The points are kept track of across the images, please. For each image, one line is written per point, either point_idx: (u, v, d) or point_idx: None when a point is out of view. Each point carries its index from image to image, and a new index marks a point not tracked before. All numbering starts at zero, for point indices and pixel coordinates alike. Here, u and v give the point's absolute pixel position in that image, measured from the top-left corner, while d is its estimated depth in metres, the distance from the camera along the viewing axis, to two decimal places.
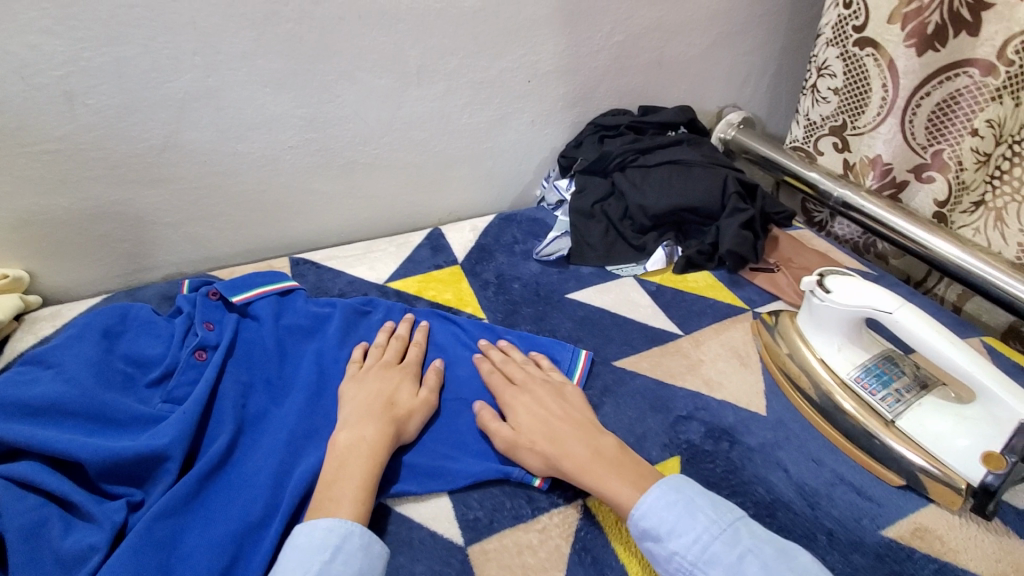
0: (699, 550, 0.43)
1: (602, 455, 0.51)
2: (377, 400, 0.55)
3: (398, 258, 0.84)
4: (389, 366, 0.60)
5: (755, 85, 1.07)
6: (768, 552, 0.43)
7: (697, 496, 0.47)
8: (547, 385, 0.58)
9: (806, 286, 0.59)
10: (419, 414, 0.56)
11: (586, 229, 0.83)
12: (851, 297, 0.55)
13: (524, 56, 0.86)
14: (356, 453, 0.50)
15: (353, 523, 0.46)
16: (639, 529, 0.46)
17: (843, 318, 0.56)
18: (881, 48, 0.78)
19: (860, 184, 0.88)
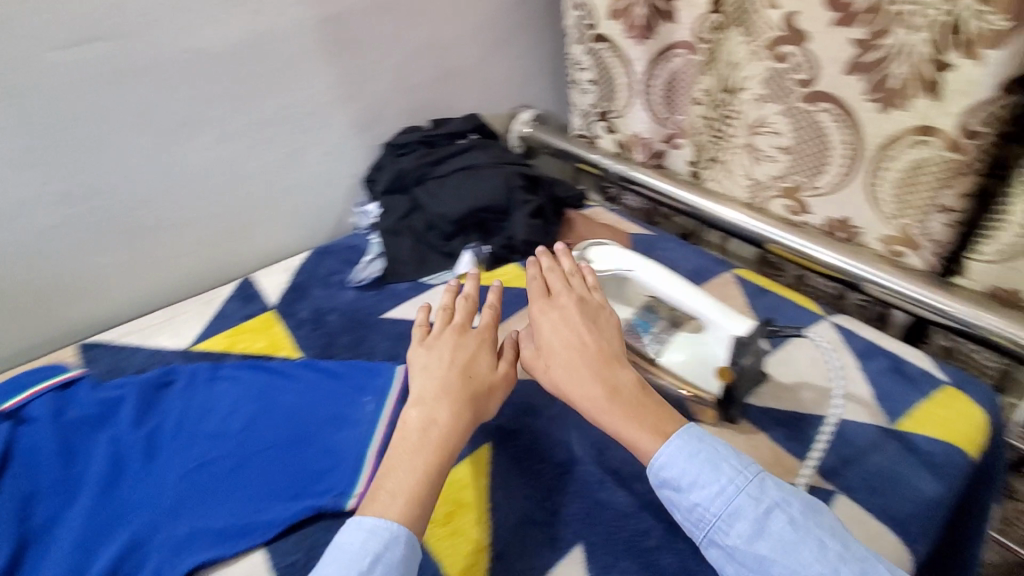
0: (723, 503, 0.46)
1: (618, 394, 0.52)
2: (455, 373, 0.56)
3: (206, 317, 0.81)
4: (463, 330, 0.61)
5: (540, 83, 1.16)
6: (795, 504, 0.45)
7: (724, 450, 0.49)
8: (579, 313, 0.58)
9: (577, 260, 0.67)
10: (500, 388, 0.57)
11: (395, 246, 0.86)
12: (608, 262, 0.64)
13: (298, 90, 0.87)
14: (436, 436, 0.52)
15: (399, 528, 0.47)
16: (660, 477, 0.49)
17: (607, 280, 0.64)
18: (612, 41, 0.89)
19: (632, 158, 0.99)
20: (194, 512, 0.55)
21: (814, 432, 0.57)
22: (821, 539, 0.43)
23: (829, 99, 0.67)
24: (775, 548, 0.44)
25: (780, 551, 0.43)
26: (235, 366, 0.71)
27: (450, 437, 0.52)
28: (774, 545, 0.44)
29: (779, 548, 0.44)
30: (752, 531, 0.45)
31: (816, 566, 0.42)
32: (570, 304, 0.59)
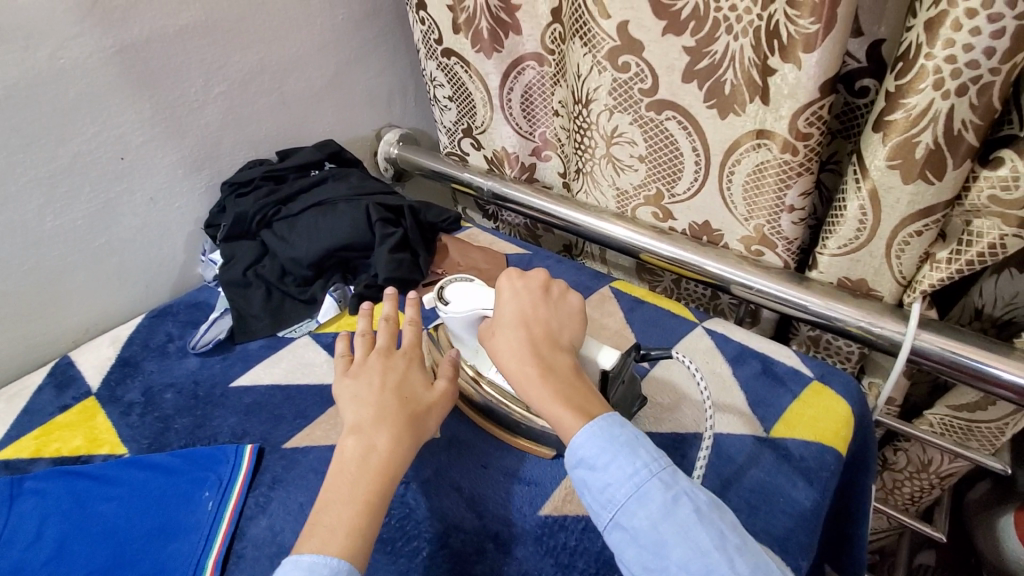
0: (632, 487, 0.43)
1: (553, 377, 0.48)
2: (388, 398, 0.51)
3: (10, 416, 0.67)
4: (390, 353, 0.56)
5: (401, 102, 1.09)
6: (704, 495, 0.43)
7: (643, 436, 0.46)
8: (538, 290, 0.54)
9: (429, 304, 0.58)
10: (442, 407, 0.53)
11: (245, 300, 0.76)
12: (463, 303, 0.56)
13: (100, 132, 0.74)
14: (366, 471, 0.47)
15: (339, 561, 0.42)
16: (575, 455, 0.45)
17: (467, 325, 0.56)
18: (461, 56, 0.84)
19: (503, 174, 0.95)
20: None
21: (695, 452, 0.55)
22: (723, 530, 0.41)
23: (671, 106, 0.66)
24: (675, 534, 0.41)
25: (679, 537, 0.41)
26: (43, 473, 0.59)
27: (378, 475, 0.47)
28: (676, 531, 0.41)
29: (678, 535, 0.41)
30: (659, 515, 0.42)
31: (710, 556, 0.40)
32: (537, 282, 0.55)
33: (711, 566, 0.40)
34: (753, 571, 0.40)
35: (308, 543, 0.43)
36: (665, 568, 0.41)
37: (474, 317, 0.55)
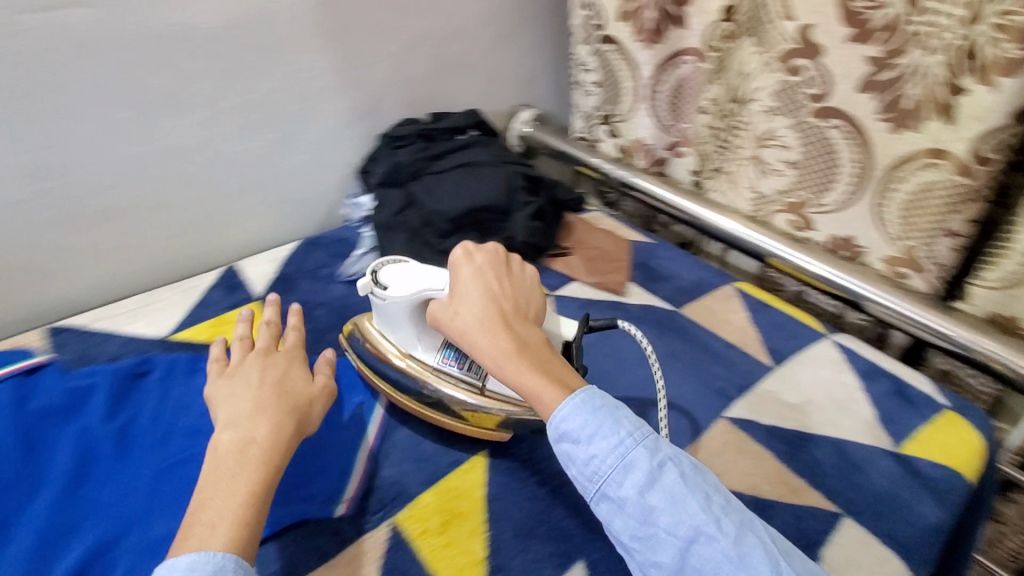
0: (618, 458, 0.43)
1: (528, 347, 0.49)
2: (270, 392, 0.51)
3: (186, 304, 0.77)
4: (269, 352, 0.57)
5: (540, 84, 1.14)
6: (684, 461, 0.44)
7: (622, 406, 0.46)
8: (498, 266, 0.55)
9: (364, 290, 0.57)
10: (321, 401, 0.54)
11: (389, 242, 0.83)
12: (402, 287, 0.56)
13: (293, 72, 0.82)
14: (248, 458, 0.45)
15: (223, 556, 0.39)
16: (557, 430, 0.45)
17: (405, 308, 0.56)
18: (619, 44, 0.89)
19: (633, 164, 0.98)
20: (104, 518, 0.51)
21: (818, 453, 0.57)
22: (708, 491, 0.42)
23: (840, 116, 0.68)
24: (661, 499, 0.42)
25: (670, 501, 0.42)
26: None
27: (273, 451, 0.47)
28: (664, 497, 0.42)
29: (666, 499, 0.42)
30: (645, 482, 0.42)
31: (700, 517, 0.41)
32: (488, 257, 0.55)
33: (700, 528, 0.41)
34: (739, 529, 0.41)
35: (178, 547, 0.40)
36: (657, 533, 0.41)
37: (416, 300, 0.55)
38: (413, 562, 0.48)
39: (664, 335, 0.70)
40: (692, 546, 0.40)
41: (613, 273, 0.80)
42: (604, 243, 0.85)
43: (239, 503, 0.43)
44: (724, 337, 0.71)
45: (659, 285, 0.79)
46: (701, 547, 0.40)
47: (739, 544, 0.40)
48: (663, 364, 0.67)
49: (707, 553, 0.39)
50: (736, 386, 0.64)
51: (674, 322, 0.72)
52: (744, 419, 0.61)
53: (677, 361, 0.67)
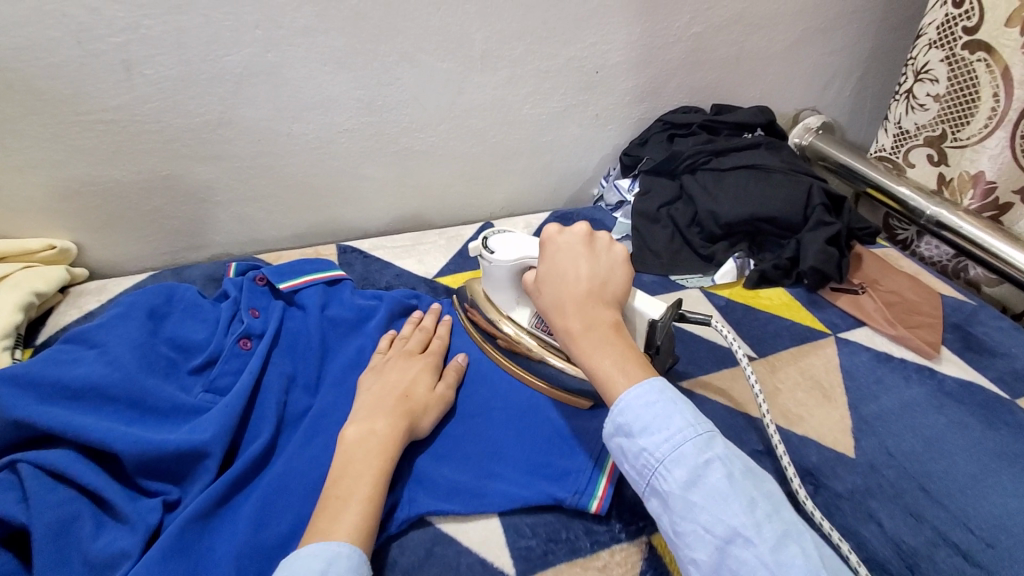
0: (668, 450, 0.39)
1: (595, 330, 0.46)
2: (389, 393, 0.51)
3: (448, 252, 0.80)
4: (410, 355, 0.56)
5: (838, 89, 0.98)
6: (739, 464, 0.39)
7: (681, 401, 0.41)
8: (579, 244, 0.50)
9: (474, 252, 0.57)
10: (435, 409, 0.52)
11: (651, 234, 0.77)
12: (508, 251, 0.55)
13: (596, 44, 0.79)
14: (366, 452, 0.45)
15: (343, 545, 0.39)
16: (614, 421, 0.41)
17: (509, 274, 0.55)
18: (995, 52, 0.72)
19: (956, 202, 0.81)
20: None
21: None
22: (754, 496, 0.37)
23: None
24: (707, 498, 0.37)
25: (713, 502, 0.37)
26: None
27: (392, 447, 0.46)
28: (707, 495, 0.37)
29: (710, 498, 0.37)
30: (688, 479, 0.38)
31: (742, 520, 0.36)
32: (584, 238, 0.50)
33: (739, 530, 0.36)
34: (783, 539, 0.35)
35: (315, 527, 0.40)
36: (695, 532, 0.37)
37: (520, 266, 0.54)
38: None
39: (994, 428, 0.56)
40: (730, 547, 0.36)
41: (921, 329, 0.66)
42: (906, 291, 0.70)
43: (367, 483, 0.43)
44: None
45: (984, 360, 0.63)
46: (740, 549, 0.35)
47: (779, 554, 0.35)
48: (994, 464, 0.53)
49: (745, 557, 0.35)
50: None
51: (1006, 413, 0.57)
52: None
53: (1014, 466, 0.52)
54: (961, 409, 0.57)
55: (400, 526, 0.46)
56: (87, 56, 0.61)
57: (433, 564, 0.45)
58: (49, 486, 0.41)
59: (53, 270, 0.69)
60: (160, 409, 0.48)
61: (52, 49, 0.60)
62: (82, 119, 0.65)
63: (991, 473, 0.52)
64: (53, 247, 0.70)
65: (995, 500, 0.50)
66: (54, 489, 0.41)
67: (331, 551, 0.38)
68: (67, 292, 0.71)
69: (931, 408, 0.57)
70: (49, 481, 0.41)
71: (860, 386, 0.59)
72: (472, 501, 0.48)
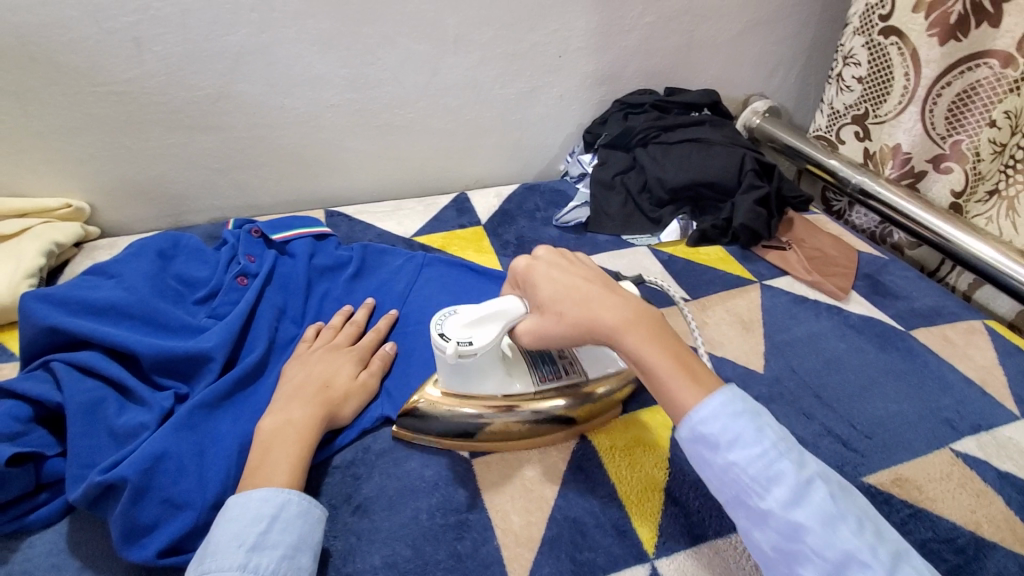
0: (763, 467, 0.38)
1: (639, 323, 0.45)
2: (311, 383, 0.53)
3: (425, 217, 0.89)
4: (337, 348, 0.59)
5: (783, 76, 1.09)
6: (834, 479, 0.39)
7: (765, 410, 0.40)
8: (563, 263, 0.52)
9: (443, 354, 0.49)
10: (356, 398, 0.55)
11: (605, 200, 0.86)
12: (484, 331, 0.49)
13: (558, 30, 0.88)
14: (282, 439, 0.48)
15: (289, 491, 0.44)
16: (694, 431, 0.40)
17: (496, 351, 0.51)
18: (905, 37, 0.81)
19: (879, 172, 0.91)
20: None
21: None
22: (861, 517, 0.37)
23: None
24: (813, 517, 0.37)
25: (819, 522, 0.37)
26: (444, 260, 0.74)
27: (308, 434, 0.49)
28: (812, 514, 0.37)
29: (819, 519, 0.37)
30: (791, 498, 0.37)
31: (855, 544, 0.36)
32: (553, 256, 0.53)
33: (853, 554, 0.36)
34: (896, 561, 0.36)
35: (246, 487, 0.45)
36: (802, 551, 0.37)
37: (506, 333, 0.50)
38: (597, 469, 0.52)
39: (886, 350, 0.65)
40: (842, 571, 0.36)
41: (835, 276, 0.75)
42: (827, 247, 0.80)
43: (282, 473, 0.46)
44: (962, 371, 0.63)
45: (887, 301, 0.72)
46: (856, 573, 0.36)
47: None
48: (880, 377, 0.62)
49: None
50: (969, 422, 0.58)
51: (898, 340, 0.66)
52: (974, 456, 0.55)
53: (896, 379, 0.62)
54: (860, 337, 0.67)
55: (371, 422, 0.55)
56: (103, 33, 0.70)
57: (399, 449, 0.53)
58: (79, 376, 0.49)
59: (69, 226, 0.77)
60: (170, 326, 0.57)
61: (71, 26, 0.68)
62: (96, 89, 0.73)
63: (877, 384, 0.61)
64: (69, 205, 0.78)
65: (877, 404, 0.59)
66: (82, 379, 0.49)
67: (278, 498, 0.44)
68: (81, 248, 0.79)
69: (835, 337, 0.67)
70: (79, 373, 0.50)
71: (776, 320, 0.69)
72: None
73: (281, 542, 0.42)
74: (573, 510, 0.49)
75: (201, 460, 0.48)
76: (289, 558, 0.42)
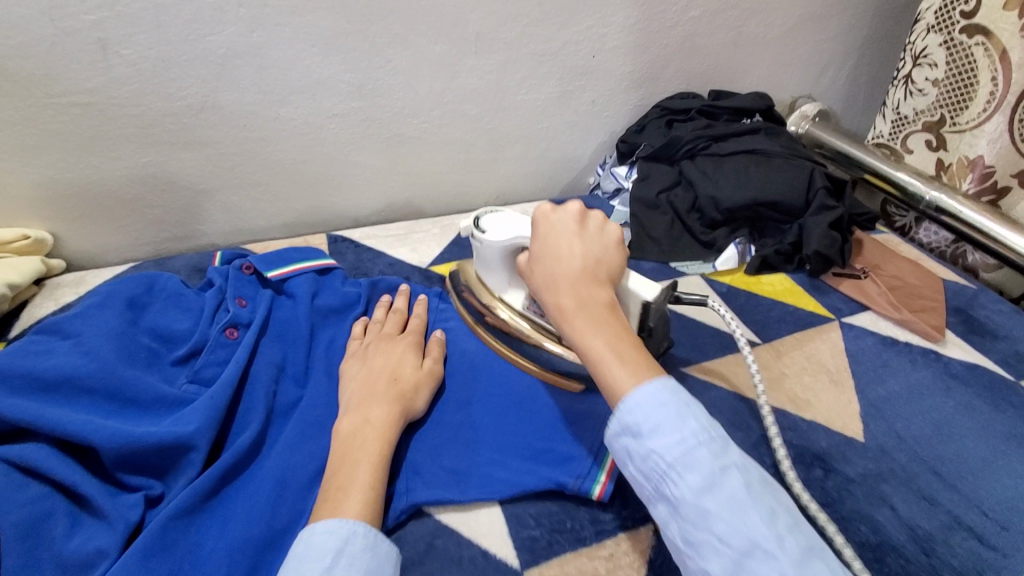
0: (681, 454, 0.36)
1: (588, 306, 0.43)
2: (379, 377, 0.49)
3: (442, 241, 0.78)
4: (391, 337, 0.55)
5: (834, 76, 0.98)
6: (753, 472, 0.37)
7: (693, 401, 0.39)
8: (573, 222, 0.47)
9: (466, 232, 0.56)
10: (426, 387, 0.51)
11: (649, 220, 0.75)
12: (501, 231, 0.53)
13: (593, 26, 0.77)
14: (362, 439, 0.44)
15: (356, 522, 0.38)
16: (621, 419, 0.38)
17: (502, 256, 0.54)
18: (994, 36, 0.71)
19: (954, 187, 0.80)
20: None
21: None
22: (774, 507, 0.35)
23: None
24: (722, 505, 0.35)
25: (728, 512, 0.35)
26: None
27: (388, 435, 0.45)
28: (724, 504, 0.35)
29: (727, 507, 0.35)
30: (703, 485, 0.35)
31: (761, 532, 0.34)
32: (573, 217, 0.48)
33: (758, 543, 0.34)
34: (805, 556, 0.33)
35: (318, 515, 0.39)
36: (707, 541, 0.34)
37: (515, 246, 0.52)
38: None
39: (1003, 410, 0.55)
40: (747, 561, 0.33)
41: (924, 312, 0.65)
42: (908, 275, 0.69)
43: (367, 470, 0.42)
44: None
45: (988, 343, 0.62)
46: (758, 564, 0.33)
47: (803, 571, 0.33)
48: (1004, 445, 0.52)
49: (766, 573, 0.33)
50: None
51: (1013, 395, 0.56)
52: None
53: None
54: (969, 392, 0.56)
55: (395, 517, 0.44)
56: (62, 35, 0.58)
57: (433, 558, 0.43)
58: (21, 481, 0.38)
59: (28, 261, 0.66)
60: (140, 400, 0.45)
61: (21, 27, 0.57)
62: (55, 101, 0.61)
63: (1001, 455, 0.51)
64: (27, 237, 0.66)
65: (1009, 483, 0.49)
66: (25, 485, 0.38)
67: (344, 527, 0.37)
68: (44, 285, 0.68)
69: (939, 391, 0.56)
70: (21, 476, 0.39)
71: (866, 370, 0.58)
72: (469, 490, 0.46)
73: None
74: None
75: None
76: None
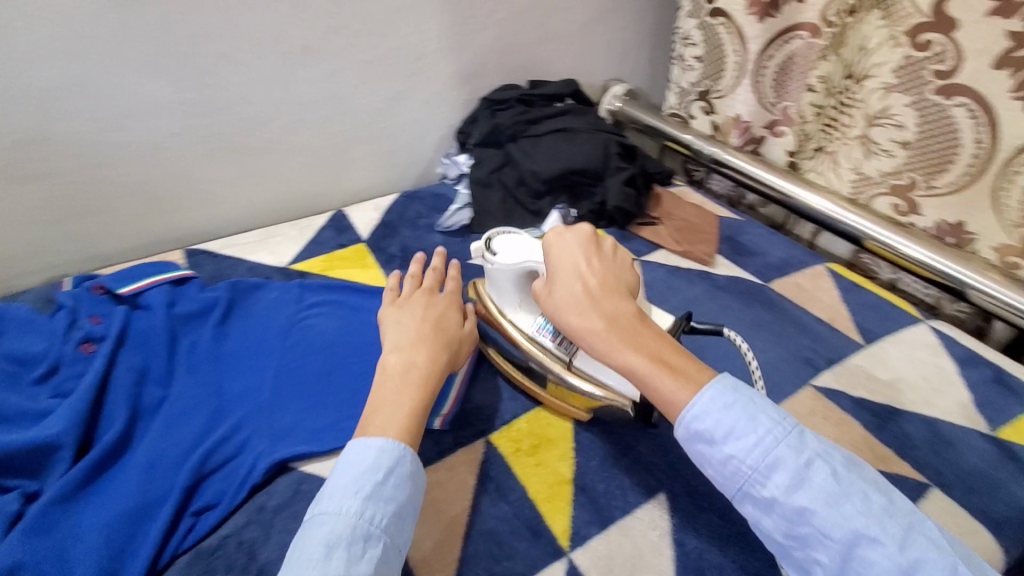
0: (761, 455, 0.40)
1: (618, 323, 0.46)
2: (423, 326, 0.54)
3: (301, 241, 0.84)
4: (432, 294, 0.59)
5: (635, 60, 1.15)
6: (834, 457, 0.40)
7: (756, 397, 0.42)
8: (585, 245, 0.50)
9: (476, 254, 0.59)
10: (467, 344, 0.57)
11: (484, 198, 0.86)
12: (510, 255, 0.56)
13: (411, 33, 0.86)
14: (410, 378, 0.49)
15: (404, 444, 0.44)
16: (690, 429, 0.42)
17: (511, 278, 0.57)
18: (730, 18, 0.90)
19: (726, 142, 0.99)
20: (213, 420, 0.54)
21: (909, 426, 0.59)
22: (866, 489, 0.38)
23: (965, 93, 0.69)
24: (817, 500, 0.38)
25: (823, 504, 0.38)
26: (319, 286, 0.69)
27: (431, 377, 0.50)
28: (816, 497, 0.38)
29: (823, 500, 0.38)
30: (791, 483, 0.39)
31: (860, 519, 0.37)
32: (585, 241, 0.51)
33: (861, 531, 0.37)
34: (907, 531, 0.37)
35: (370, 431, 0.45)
36: (811, 533, 0.38)
37: (521, 269, 0.56)
38: (506, 474, 0.53)
39: (752, 305, 0.72)
40: (854, 549, 0.37)
41: (701, 244, 0.81)
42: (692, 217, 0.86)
43: (410, 414, 0.47)
44: (814, 313, 0.72)
45: (747, 260, 0.80)
46: (866, 549, 0.36)
47: (908, 550, 0.36)
48: (749, 331, 0.68)
49: (874, 557, 0.36)
50: (825, 358, 0.65)
51: (760, 294, 0.73)
52: (833, 388, 0.62)
53: (763, 330, 0.68)
54: (728, 296, 0.73)
55: (262, 474, 0.51)
56: None
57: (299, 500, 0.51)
58: None
59: None
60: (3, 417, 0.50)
61: None
62: None
63: (747, 338, 0.67)
64: None
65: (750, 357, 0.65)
66: None
67: (396, 448, 0.44)
68: None
69: (707, 300, 0.72)
70: None
71: (655, 293, 0.73)
72: (328, 440, 0.53)
73: (392, 500, 0.42)
74: (487, 520, 0.49)
75: (63, 563, 0.43)
76: (399, 516, 0.42)
